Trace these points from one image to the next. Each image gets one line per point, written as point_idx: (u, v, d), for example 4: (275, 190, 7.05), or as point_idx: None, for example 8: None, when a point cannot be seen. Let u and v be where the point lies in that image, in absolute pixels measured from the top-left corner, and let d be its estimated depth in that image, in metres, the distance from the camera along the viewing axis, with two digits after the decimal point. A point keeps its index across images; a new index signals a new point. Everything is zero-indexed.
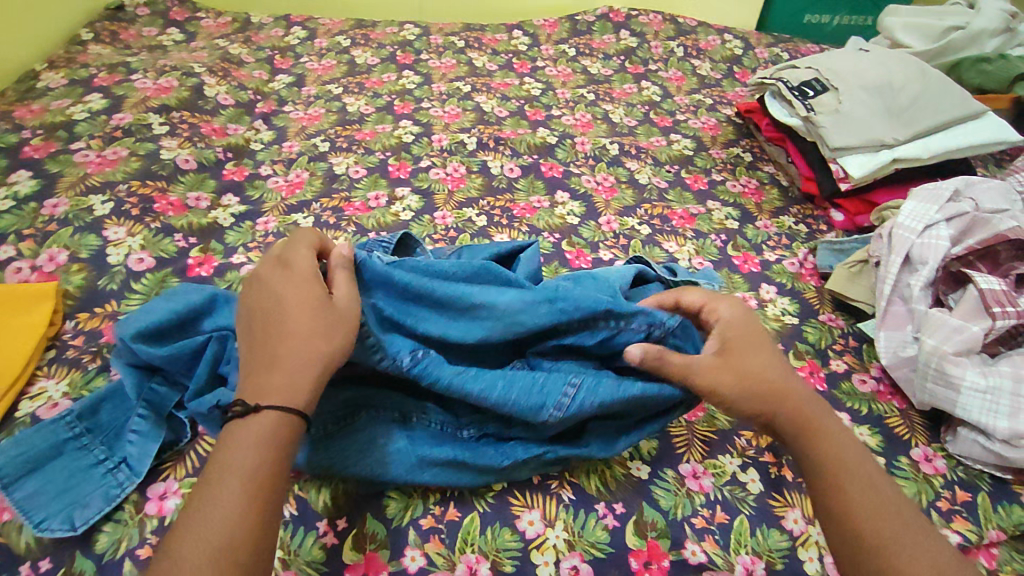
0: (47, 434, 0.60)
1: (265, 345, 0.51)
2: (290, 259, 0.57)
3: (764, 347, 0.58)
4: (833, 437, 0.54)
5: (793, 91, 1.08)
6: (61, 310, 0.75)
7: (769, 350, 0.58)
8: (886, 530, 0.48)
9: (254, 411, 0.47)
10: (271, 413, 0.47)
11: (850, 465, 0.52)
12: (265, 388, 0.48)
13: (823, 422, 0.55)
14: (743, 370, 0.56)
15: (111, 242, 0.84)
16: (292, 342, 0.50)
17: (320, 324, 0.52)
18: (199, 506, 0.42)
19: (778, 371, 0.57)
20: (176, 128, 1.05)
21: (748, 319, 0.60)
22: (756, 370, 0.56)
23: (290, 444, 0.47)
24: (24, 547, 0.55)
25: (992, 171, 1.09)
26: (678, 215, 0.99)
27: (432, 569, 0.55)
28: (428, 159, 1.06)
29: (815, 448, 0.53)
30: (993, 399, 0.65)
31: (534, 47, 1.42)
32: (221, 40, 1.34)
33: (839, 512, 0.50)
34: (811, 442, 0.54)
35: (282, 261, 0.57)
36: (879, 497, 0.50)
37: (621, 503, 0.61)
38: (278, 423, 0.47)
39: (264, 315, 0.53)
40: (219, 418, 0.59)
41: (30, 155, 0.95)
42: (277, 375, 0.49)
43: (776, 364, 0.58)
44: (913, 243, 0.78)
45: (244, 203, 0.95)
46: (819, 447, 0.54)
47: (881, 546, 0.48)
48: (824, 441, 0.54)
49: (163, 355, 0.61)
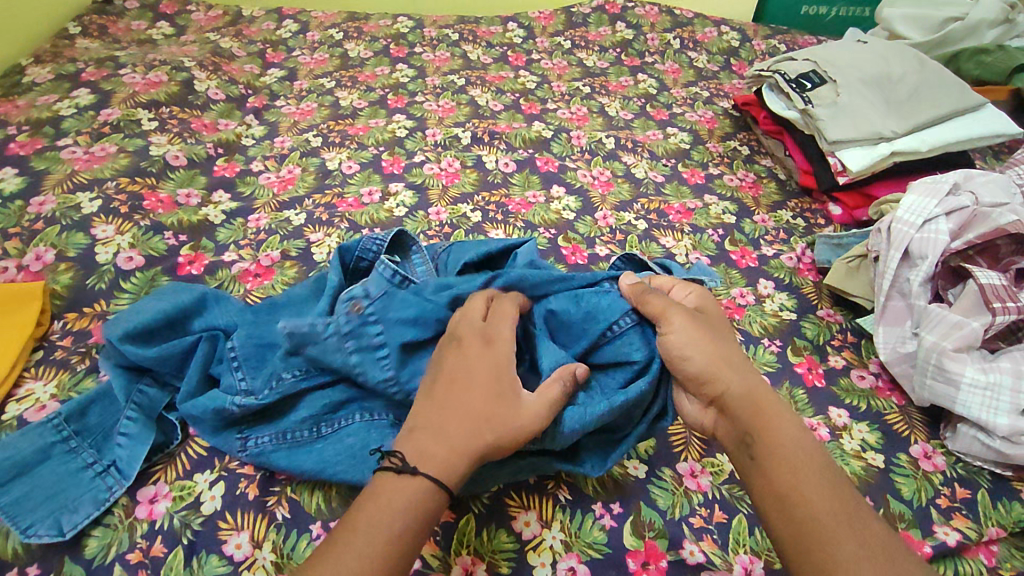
0: (33, 437, 0.58)
1: (443, 407, 0.49)
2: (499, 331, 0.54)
3: (720, 325, 0.58)
4: (784, 416, 0.51)
5: (791, 83, 1.07)
6: (49, 310, 0.74)
7: (720, 326, 0.58)
8: (841, 517, 0.45)
9: (409, 472, 0.45)
10: (425, 480, 0.45)
11: (797, 449, 0.49)
12: (425, 452, 0.46)
13: (773, 399, 0.53)
14: (711, 337, 0.55)
15: (99, 241, 0.83)
16: (467, 419, 0.48)
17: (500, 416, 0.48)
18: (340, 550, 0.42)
19: (731, 346, 0.56)
20: (165, 123, 1.03)
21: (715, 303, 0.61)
22: (721, 346, 0.55)
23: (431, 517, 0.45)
24: (12, 553, 0.54)
25: (990, 164, 1.08)
26: (675, 209, 0.98)
27: (427, 571, 0.54)
28: (422, 153, 1.04)
29: (767, 427, 0.50)
30: (993, 395, 0.65)
31: (529, 40, 1.41)
32: (212, 33, 1.32)
33: (789, 494, 0.46)
34: (764, 418, 0.51)
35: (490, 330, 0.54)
36: (824, 483, 0.47)
37: (618, 503, 0.60)
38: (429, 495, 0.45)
39: (450, 371, 0.51)
40: (214, 421, 0.59)
41: (16, 152, 0.93)
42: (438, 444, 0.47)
43: (727, 340, 0.56)
44: (912, 238, 0.77)
45: (236, 199, 0.93)
46: (767, 425, 0.50)
47: (826, 534, 0.44)
48: (772, 420, 0.51)
49: (153, 356, 0.61)
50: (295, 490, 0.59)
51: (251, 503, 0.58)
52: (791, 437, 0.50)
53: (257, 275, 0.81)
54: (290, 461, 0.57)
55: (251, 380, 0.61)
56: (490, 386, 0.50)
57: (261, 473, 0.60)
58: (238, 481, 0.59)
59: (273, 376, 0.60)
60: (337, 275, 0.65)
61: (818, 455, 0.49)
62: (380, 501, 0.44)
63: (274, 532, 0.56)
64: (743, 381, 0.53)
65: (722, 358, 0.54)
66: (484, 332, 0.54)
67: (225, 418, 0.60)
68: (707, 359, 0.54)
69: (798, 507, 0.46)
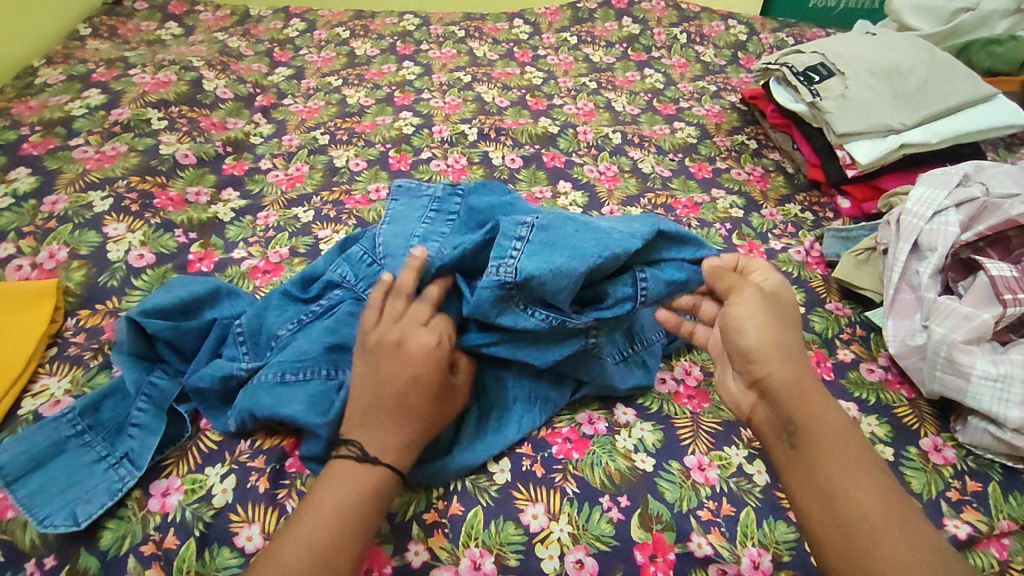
0: (49, 431, 0.60)
1: (379, 399, 0.53)
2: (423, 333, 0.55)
3: (790, 308, 0.58)
4: (831, 414, 0.51)
5: (798, 76, 1.06)
6: (62, 307, 0.75)
7: (790, 302, 0.59)
8: (888, 518, 0.45)
9: (369, 462, 0.51)
10: (380, 471, 0.51)
11: (854, 450, 0.49)
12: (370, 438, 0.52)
13: (816, 390, 0.52)
14: (773, 315, 0.55)
15: (111, 238, 0.84)
16: (403, 407, 0.52)
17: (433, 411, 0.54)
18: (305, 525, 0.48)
19: (790, 334, 0.55)
20: (175, 122, 1.04)
21: (782, 287, 0.60)
22: (777, 331, 0.54)
23: (368, 495, 0.50)
24: (29, 544, 0.55)
25: (1002, 155, 1.07)
26: (682, 204, 0.98)
27: (436, 563, 0.55)
28: (428, 150, 1.05)
29: (809, 418, 0.50)
30: (1004, 388, 0.64)
31: (535, 36, 1.40)
32: (220, 33, 1.34)
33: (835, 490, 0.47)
34: (808, 408, 0.51)
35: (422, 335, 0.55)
36: (886, 481, 0.48)
37: (626, 496, 0.60)
38: (370, 483, 0.50)
39: (396, 364, 0.53)
40: (217, 389, 0.63)
41: (29, 152, 0.95)
42: (382, 430, 0.52)
43: (791, 313, 0.57)
44: (922, 230, 0.76)
45: (244, 197, 0.94)
46: (822, 418, 0.50)
47: (872, 533, 0.45)
48: (831, 415, 0.51)
49: (168, 328, 0.64)
50: (305, 482, 0.59)
51: (261, 495, 0.58)
52: (834, 433, 0.50)
53: (266, 272, 0.82)
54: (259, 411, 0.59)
55: (253, 353, 0.65)
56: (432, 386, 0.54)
57: (270, 466, 0.60)
58: (249, 473, 0.60)
59: (271, 336, 0.65)
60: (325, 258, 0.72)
61: (871, 451, 0.50)
62: (331, 486, 0.50)
63: None
64: (811, 381, 0.53)
65: (774, 344, 0.53)
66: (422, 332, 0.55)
67: (228, 390, 0.63)
68: (761, 340, 0.53)
69: (863, 505, 0.46)
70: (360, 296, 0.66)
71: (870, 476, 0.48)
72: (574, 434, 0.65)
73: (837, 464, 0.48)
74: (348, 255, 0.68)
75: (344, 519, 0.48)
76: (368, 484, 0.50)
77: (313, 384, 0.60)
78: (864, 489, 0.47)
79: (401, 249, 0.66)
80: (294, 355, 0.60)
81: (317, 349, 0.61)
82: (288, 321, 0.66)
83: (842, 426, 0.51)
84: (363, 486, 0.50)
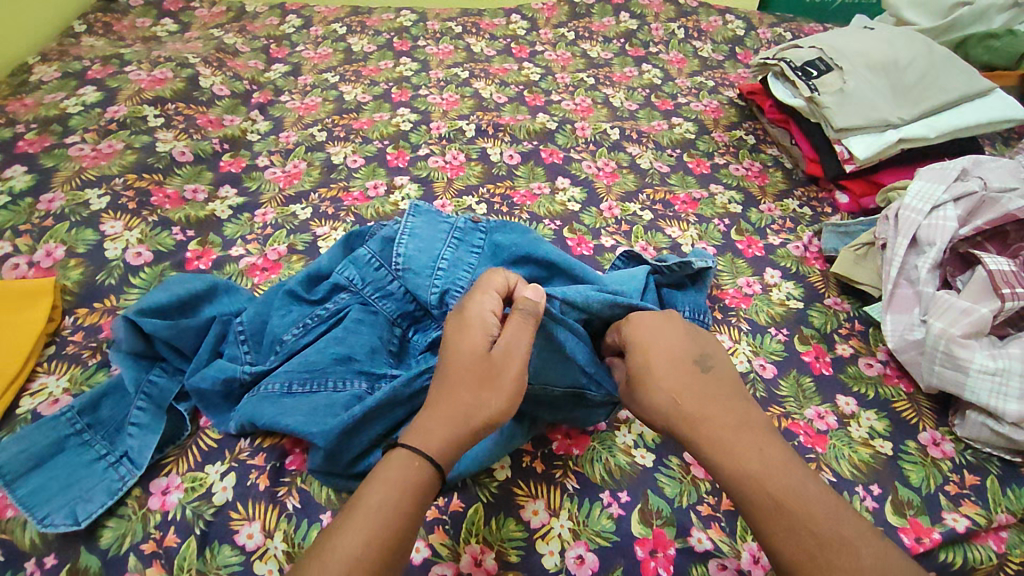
0: (48, 430, 0.60)
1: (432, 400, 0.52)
2: (466, 318, 0.55)
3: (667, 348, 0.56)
4: (749, 442, 0.49)
5: (796, 71, 1.05)
6: (59, 306, 0.75)
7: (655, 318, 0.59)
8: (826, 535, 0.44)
9: (406, 463, 0.48)
10: (421, 470, 0.48)
11: (774, 472, 0.48)
12: (416, 431, 0.50)
13: (732, 426, 0.51)
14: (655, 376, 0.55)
15: (108, 237, 0.83)
16: (446, 404, 0.51)
17: (471, 405, 0.51)
18: (350, 522, 0.44)
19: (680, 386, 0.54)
20: (171, 119, 1.04)
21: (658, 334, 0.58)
22: (670, 400, 0.53)
23: (420, 493, 0.47)
24: (29, 543, 0.55)
25: (999, 150, 1.07)
26: (680, 199, 0.98)
27: (437, 560, 0.55)
28: (426, 147, 1.04)
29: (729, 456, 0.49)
30: (1003, 381, 0.64)
31: (533, 31, 1.40)
32: (216, 30, 1.33)
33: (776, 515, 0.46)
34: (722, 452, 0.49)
35: (462, 323, 0.55)
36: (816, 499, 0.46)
37: (626, 492, 0.61)
38: (416, 476, 0.47)
39: (447, 359, 0.54)
40: (220, 392, 0.63)
41: (25, 150, 0.94)
42: (428, 429, 0.50)
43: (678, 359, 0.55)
44: (920, 224, 0.76)
45: (242, 194, 0.94)
46: (745, 450, 0.49)
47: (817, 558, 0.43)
48: (747, 449, 0.49)
49: (170, 328, 0.63)
50: (306, 480, 0.59)
51: (262, 493, 0.58)
52: (758, 462, 0.48)
53: (265, 269, 0.82)
54: (261, 413, 0.59)
55: (256, 353, 0.66)
56: (469, 377, 0.52)
57: (271, 464, 0.60)
58: (249, 471, 0.60)
59: (274, 340, 0.65)
60: (329, 256, 0.72)
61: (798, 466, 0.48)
62: (372, 481, 0.47)
63: (285, 522, 0.57)
64: (724, 418, 0.51)
65: (670, 412, 0.53)
66: (469, 323, 0.55)
67: (230, 391, 0.63)
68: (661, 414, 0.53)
69: (800, 519, 0.45)
70: (367, 300, 0.67)
71: (781, 502, 0.46)
72: (574, 430, 0.65)
73: (770, 494, 0.46)
74: (354, 258, 0.68)
75: (390, 522, 0.45)
76: (416, 485, 0.47)
77: (319, 396, 0.60)
78: (804, 509, 0.45)
79: (426, 267, 0.67)
80: (303, 367, 0.61)
81: (324, 355, 0.62)
82: (292, 325, 0.66)
83: (758, 458, 0.48)
84: (406, 483, 0.47)
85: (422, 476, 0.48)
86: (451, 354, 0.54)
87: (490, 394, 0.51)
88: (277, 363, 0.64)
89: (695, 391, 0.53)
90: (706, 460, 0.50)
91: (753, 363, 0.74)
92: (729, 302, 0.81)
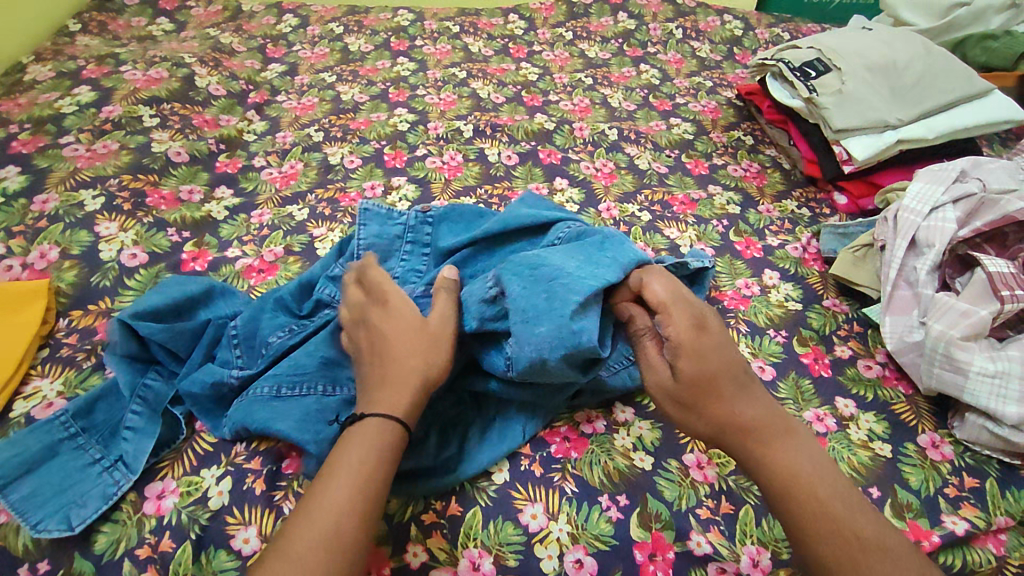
0: (41, 434, 0.59)
1: (378, 378, 0.53)
2: (381, 303, 0.57)
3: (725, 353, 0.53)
4: (795, 445, 0.51)
5: (794, 72, 1.05)
6: (54, 309, 0.74)
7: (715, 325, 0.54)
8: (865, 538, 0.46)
9: (368, 422, 0.50)
10: (389, 428, 0.50)
11: (818, 475, 0.49)
12: (370, 402, 0.51)
13: (779, 429, 0.51)
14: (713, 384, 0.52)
15: (103, 238, 0.83)
16: (396, 371, 0.53)
17: (419, 366, 0.53)
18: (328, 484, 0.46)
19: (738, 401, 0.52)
20: (167, 119, 1.03)
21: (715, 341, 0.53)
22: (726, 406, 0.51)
23: (393, 450, 0.50)
24: (22, 549, 0.54)
25: (997, 151, 1.07)
26: (678, 200, 0.97)
27: (435, 564, 0.55)
28: (424, 147, 1.04)
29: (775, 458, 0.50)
30: (1002, 383, 0.64)
31: (531, 31, 1.40)
32: (212, 29, 1.32)
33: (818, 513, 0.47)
34: (769, 451, 0.50)
35: (379, 307, 0.57)
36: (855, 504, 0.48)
37: (625, 495, 0.60)
38: (384, 434, 0.50)
39: (378, 340, 0.55)
40: (212, 396, 0.62)
41: (19, 150, 0.93)
42: (386, 397, 0.51)
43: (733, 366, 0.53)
44: (919, 226, 0.76)
45: (238, 195, 0.93)
46: (789, 452, 0.50)
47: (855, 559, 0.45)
48: (794, 451, 0.50)
49: (165, 332, 0.63)
50: (303, 484, 0.58)
51: (258, 497, 0.58)
52: (801, 464, 0.50)
53: (261, 271, 0.81)
54: (252, 418, 0.59)
55: (247, 357, 0.65)
56: (409, 346, 0.54)
57: (267, 468, 0.60)
58: (245, 475, 0.59)
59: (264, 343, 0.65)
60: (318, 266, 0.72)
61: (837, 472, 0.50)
62: (342, 444, 0.49)
63: None
64: (775, 421, 0.52)
65: (720, 420, 0.51)
66: (385, 305, 0.57)
67: (222, 395, 0.63)
68: (707, 421, 0.52)
69: (844, 521, 0.46)
70: None
71: (826, 504, 0.47)
72: (572, 433, 0.65)
73: (814, 494, 0.48)
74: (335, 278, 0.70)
75: (367, 482, 0.47)
76: (386, 443, 0.49)
77: (309, 400, 0.59)
78: (845, 512, 0.47)
79: None
80: (293, 371, 0.61)
81: (311, 360, 0.61)
82: (280, 328, 0.66)
83: (808, 458, 0.50)
84: (380, 437, 0.49)
85: (389, 434, 0.50)
86: (381, 335, 0.55)
87: (432, 355, 0.54)
88: (265, 366, 0.63)
89: (747, 395, 0.52)
90: (753, 459, 0.50)
91: (751, 365, 0.74)
92: (728, 304, 0.81)
